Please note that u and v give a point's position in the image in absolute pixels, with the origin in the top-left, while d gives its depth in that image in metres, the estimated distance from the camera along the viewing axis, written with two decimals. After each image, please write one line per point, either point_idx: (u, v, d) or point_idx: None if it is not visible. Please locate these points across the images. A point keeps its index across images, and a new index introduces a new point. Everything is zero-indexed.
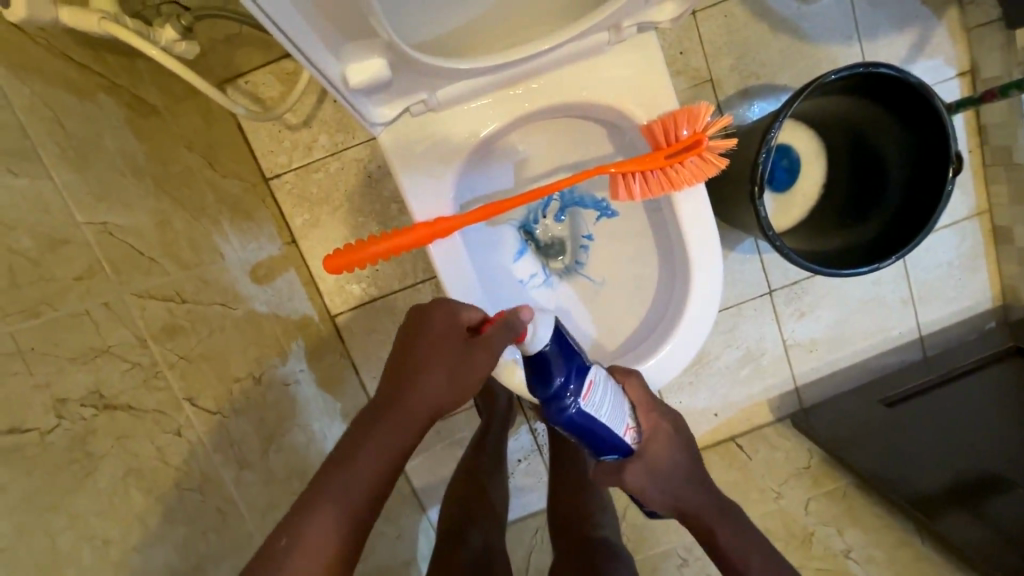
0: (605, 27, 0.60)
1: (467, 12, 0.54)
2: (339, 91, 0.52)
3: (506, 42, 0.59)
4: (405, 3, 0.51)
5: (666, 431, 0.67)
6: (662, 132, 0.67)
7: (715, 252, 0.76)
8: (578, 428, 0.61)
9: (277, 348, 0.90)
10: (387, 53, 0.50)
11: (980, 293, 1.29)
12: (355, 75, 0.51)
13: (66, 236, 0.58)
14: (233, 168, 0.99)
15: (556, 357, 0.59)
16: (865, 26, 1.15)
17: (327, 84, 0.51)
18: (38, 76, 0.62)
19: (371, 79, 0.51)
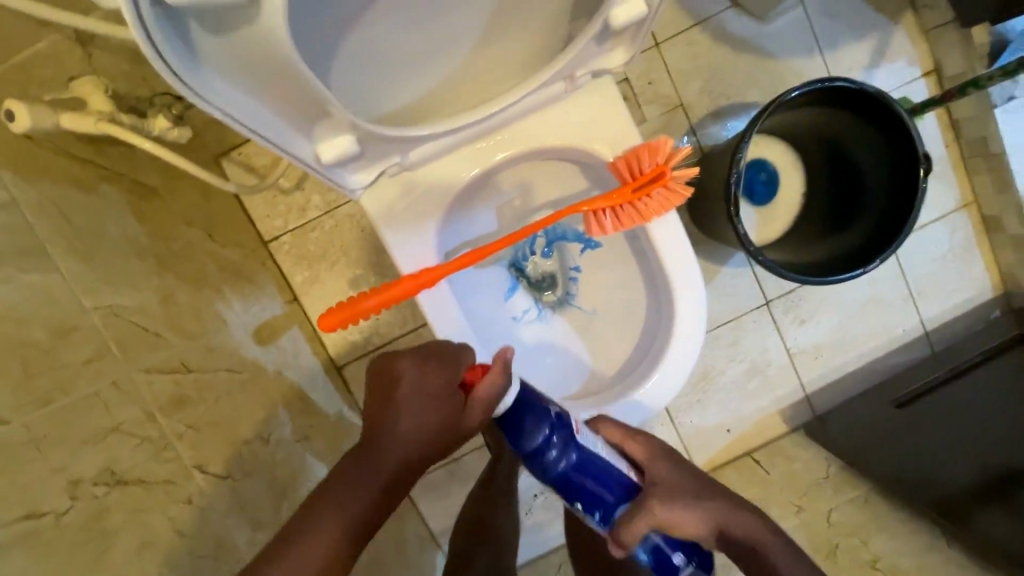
0: (560, 78, 0.64)
1: (426, 83, 0.58)
2: (313, 167, 0.57)
3: (469, 103, 0.63)
4: (366, 84, 0.55)
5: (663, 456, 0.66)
6: (627, 168, 0.70)
7: (694, 277, 0.78)
8: (574, 481, 0.60)
9: (283, 405, 0.93)
10: (353, 132, 0.54)
11: (979, 283, 1.28)
12: (326, 153, 0.55)
13: (74, 323, 0.62)
14: (232, 237, 1.04)
15: (528, 412, 0.59)
16: (825, 38, 1.19)
17: (300, 163, 0.56)
18: (45, 176, 0.68)
19: (340, 153, 0.55)
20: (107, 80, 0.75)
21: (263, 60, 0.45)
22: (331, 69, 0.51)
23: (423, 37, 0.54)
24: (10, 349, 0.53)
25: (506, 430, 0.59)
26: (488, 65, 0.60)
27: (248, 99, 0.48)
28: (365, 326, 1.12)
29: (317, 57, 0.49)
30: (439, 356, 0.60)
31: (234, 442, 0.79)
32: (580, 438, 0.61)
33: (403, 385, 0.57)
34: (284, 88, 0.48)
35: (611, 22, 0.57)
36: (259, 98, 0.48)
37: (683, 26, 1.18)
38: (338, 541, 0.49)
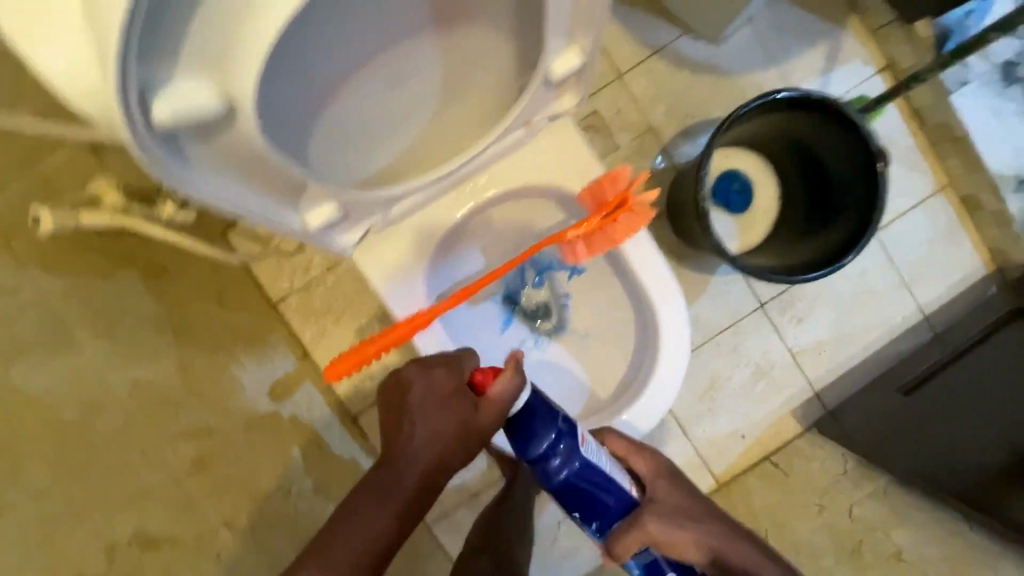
0: (520, 126, 0.70)
1: (396, 146, 0.64)
2: (303, 237, 0.63)
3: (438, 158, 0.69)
4: (341, 155, 0.61)
5: (662, 477, 0.74)
6: (593, 199, 0.75)
7: (671, 291, 0.82)
8: (573, 486, 0.63)
9: (302, 458, 0.97)
10: (334, 199, 0.61)
11: (969, 263, 1.30)
12: (313, 221, 0.62)
13: (103, 399, 0.67)
14: (243, 302, 1.10)
15: (542, 419, 0.61)
16: (777, 50, 1.25)
17: (291, 233, 0.62)
18: (68, 269, 0.75)
19: (324, 220, 0.62)
20: (117, 177, 0.84)
21: (247, 155, 0.51)
22: (311, 153, 0.57)
23: (387, 106, 0.60)
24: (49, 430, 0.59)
25: (513, 437, 0.62)
26: (450, 125, 0.66)
27: (238, 187, 0.54)
28: (374, 372, 1.17)
29: (297, 146, 0.55)
30: (439, 363, 0.63)
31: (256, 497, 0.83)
32: (583, 449, 0.64)
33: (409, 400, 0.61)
34: (268, 176, 0.54)
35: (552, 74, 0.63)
36: (245, 186, 0.54)
37: (642, 57, 1.25)
38: (363, 552, 0.55)
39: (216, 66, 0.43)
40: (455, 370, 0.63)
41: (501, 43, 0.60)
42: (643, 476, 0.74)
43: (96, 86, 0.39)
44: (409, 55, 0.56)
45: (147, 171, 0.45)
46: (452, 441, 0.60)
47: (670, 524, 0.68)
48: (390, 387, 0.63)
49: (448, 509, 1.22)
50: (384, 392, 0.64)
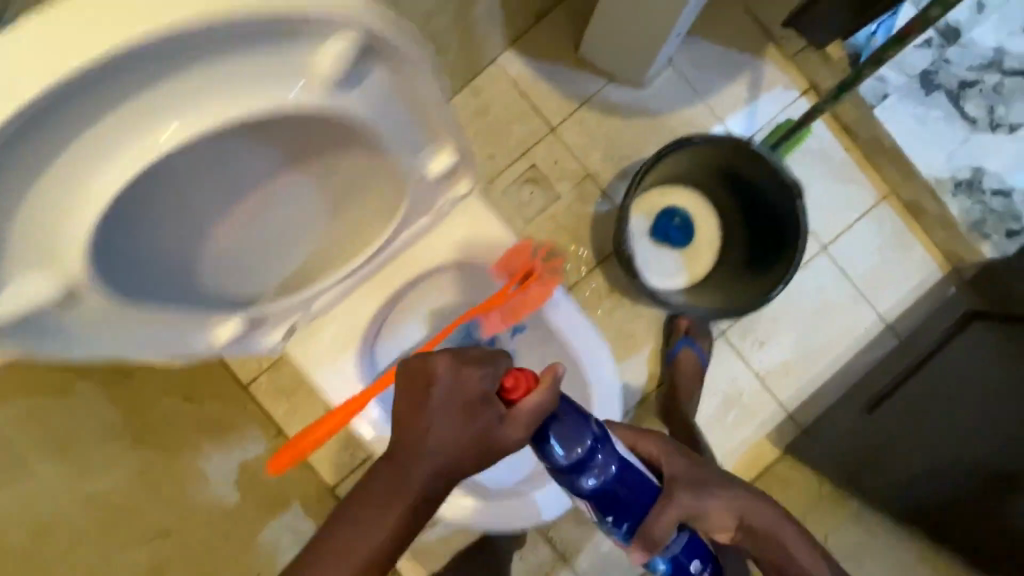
0: (423, 213, 0.74)
1: (293, 257, 0.67)
2: (214, 351, 0.67)
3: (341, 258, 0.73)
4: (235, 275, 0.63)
5: (675, 454, 0.74)
6: (501, 272, 0.82)
7: (600, 354, 0.85)
8: (608, 490, 0.64)
9: (270, 543, 0.99)
10: (237, 316, 0.65)
11: (925, 267, 1.30)
12: (221, 337, 0.65)
13: (49, 520, 0.70)
14: (211, 389, 1.14)
15: (565, 425, 0.61)
16: (701, 86, 1.30)
17: (200, 352, 0.65)
18: None
19: (231, 335, 0.66)
20: None
21: (137, 312, 0.53)
22: (204, 279, 0.59)
23: (274, 226, 0.62)
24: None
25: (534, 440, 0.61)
26: (346, 229, 0.69)
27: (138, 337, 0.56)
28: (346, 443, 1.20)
29: (182, 280, 0.57)
30: (466, 362, 0.57)
31: None
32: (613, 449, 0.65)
33: (429, 395, 0.55)
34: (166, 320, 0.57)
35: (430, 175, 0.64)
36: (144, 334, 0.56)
37: (572, 108, 1.30)
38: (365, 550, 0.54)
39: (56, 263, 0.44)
40: (486, 371, 0.58)
41: (371, 165, 0.60)
42: (653, 457, 0.73)
43: None
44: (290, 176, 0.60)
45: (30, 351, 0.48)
46: (471, 446, 0.56)
47: (696, 498, 0.70)
48: (408, 375, 0.56)
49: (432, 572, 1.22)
50: (401, 377, 0.57)
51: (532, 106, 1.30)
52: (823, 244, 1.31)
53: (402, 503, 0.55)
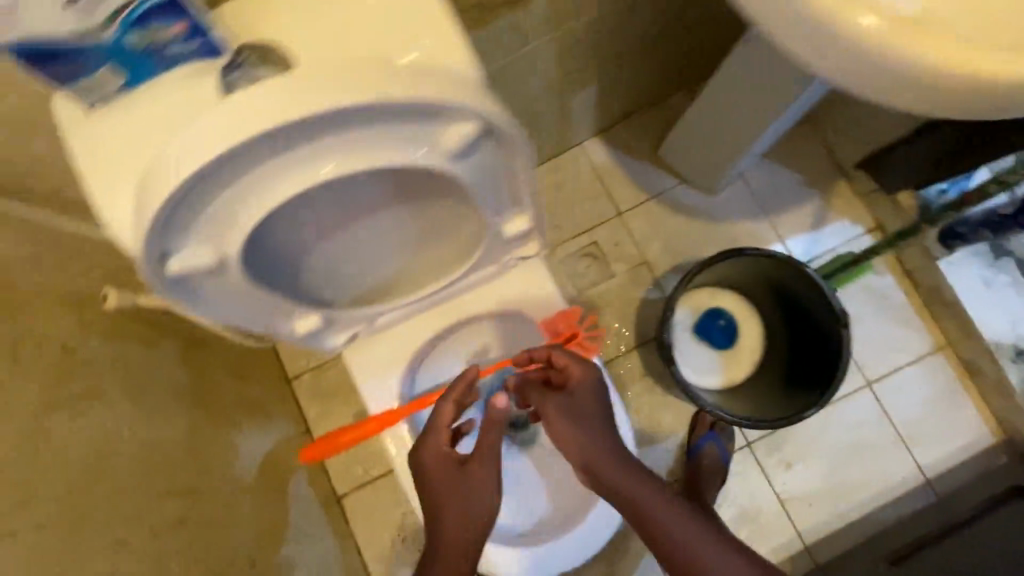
0: (490, 251, 0.77)
1: (380, 269, 0.76)
2: (159, 279, 0.51)
3: (403, 289, 0.81)
4: (261, 244, 0.57)
5: (559, 404, 0.77)
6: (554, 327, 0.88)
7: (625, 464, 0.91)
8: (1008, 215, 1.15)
9: (279, 534, 1.07)
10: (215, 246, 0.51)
11: (976, 428, 1.26)
12: (176, 263, 0.50)
13: (113, 453, 0.80)
14: (261, 376, 1.28)
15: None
16: (768, 203, 1.38)
17: (168, 291, 0.54)
18: (121, 338, 0.92)
19: (190, 265, 0.51)
20: None
21: (245, 296, 0.60)
22: (286, 233, 0.59)
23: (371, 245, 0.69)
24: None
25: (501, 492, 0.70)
26: (412, 262, 0.77)
27: (235, 292, 0.59)
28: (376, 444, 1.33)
29: (285, 244, 0.60)
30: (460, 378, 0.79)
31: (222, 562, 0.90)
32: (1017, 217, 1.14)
33: (428, 459, 0.73)
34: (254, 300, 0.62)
35: (506, 234, 0.72)
36: (237, 309, 0.62)
37: (641, 199, 1.41)
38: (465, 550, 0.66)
39: (215, 237, 0.51)
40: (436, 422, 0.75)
41: (399, 232, 0.69)
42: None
43: None
44: (391, 221, 0.66)
45: (161, 295, 0.54)
46: (490, 489, 0.69)
47: (570, 411, 0.76)
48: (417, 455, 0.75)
49: None
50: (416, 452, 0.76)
51: (605, 191, 1.41)
52: (868, 381, 1.30)
53: (494, 488, 0.69)
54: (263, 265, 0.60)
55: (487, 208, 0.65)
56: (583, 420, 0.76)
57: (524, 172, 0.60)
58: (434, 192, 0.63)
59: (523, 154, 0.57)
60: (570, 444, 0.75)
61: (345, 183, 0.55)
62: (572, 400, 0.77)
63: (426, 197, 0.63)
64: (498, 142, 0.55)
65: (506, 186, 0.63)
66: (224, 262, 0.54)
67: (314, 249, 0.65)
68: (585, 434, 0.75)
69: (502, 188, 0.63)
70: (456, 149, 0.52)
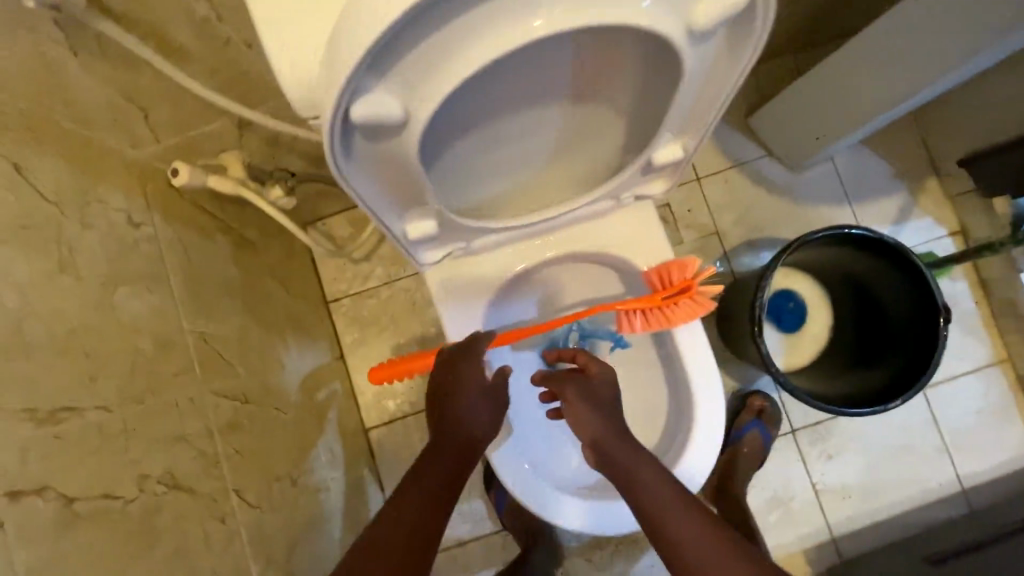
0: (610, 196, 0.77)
1: (506, 183, 0.71)
2: (335, 119, 0.47)
3: (517, 211, 0.76)
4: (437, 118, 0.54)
5: (572, 382, 0.77)
6: (659, 279, 0.81)
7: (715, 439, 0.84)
8: None
9: (316, 456, 1.01)
10: (402, 98, 0.48)
11: (1021, 444, 1.26)
12: (364, 106, 0.46)
13: (173, 341, 0.72)
14: (302, 292, 1.19)
15: None
16: (852, 190, 1.32)
17: (332, 142, 0.49)
18: (181, 221, 0.83)
19: (379, 114, 0.47)
20: (245, 154, 0.90)
21: (397, 165, 0.55)
22: (464, 108, 0.55)
23: (519, 148, 0.66)
24: (50, 340, 0.55)
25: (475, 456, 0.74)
26: (536, 183, 0.73)
27: (388, 161, 0.55)
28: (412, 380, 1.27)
29: (454, 121, 0.56)
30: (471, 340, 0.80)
31: (268, 476, 0.83)
32: None
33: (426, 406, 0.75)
34: (398, 177, 0.58)
35: (657, 160, 0.69)
36: (375, 181, 0.57)
37: (722, 166, 1.34)
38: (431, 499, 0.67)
39: (411, 87, 0.48)
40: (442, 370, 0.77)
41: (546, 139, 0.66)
42: None
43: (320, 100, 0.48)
44: (548, 120, 0.63)
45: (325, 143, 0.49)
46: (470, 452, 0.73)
47: (580, 389, 0.76)
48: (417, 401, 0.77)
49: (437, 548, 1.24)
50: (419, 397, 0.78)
51: None
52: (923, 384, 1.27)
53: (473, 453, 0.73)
54: (432, 140, 0.56)
55: (669, 123, 0.64)
56: (592, 401, 0.75)
57: (721, 84, 0.60)
58: (618, 94, 0.62)
59: (736, 63, 0.58)
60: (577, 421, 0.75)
61: (556, 54, 0.53)
62: (593, 387, 0.76)
63: (607, 98, 0.62)
64: (726, 41, 0.55)
65: (695, 101, 0.62)
66: (408, 122, 0.50)
67: (476, 134, 0.60)
68: (593, 413, 0.74)
69: (694, 102, 0.62)
70: (702, 27, 0.51)
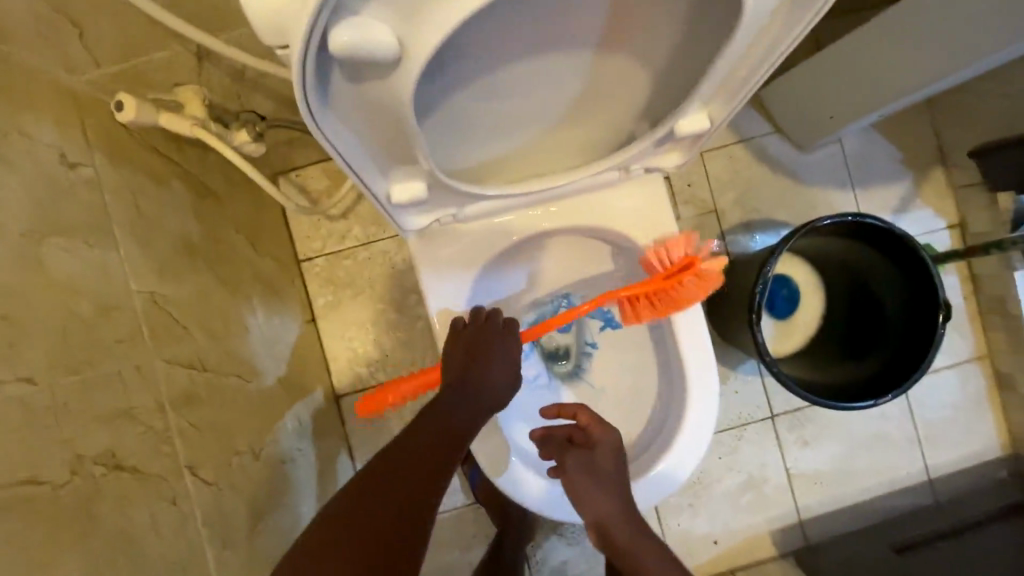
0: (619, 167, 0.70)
1: (508, 143, 0.63)
2: (308, 49, 0.39)
3: (517, 176, 0.68)
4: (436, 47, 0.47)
5: (577, 456, 0.76)
6: (658, 260, 0.75)
7: (707, 431, 0.80)
8: None
9: (282, 427, 0.94)
10: (395, 23, 0.40)
11: (989, 440, 1.28)
12: (346, 32, 0.38)
13: (117, 303, 0.63)
14: (271, 249, 1.10)
15: None
16: (857, 175, 1.27)
17: (304, 73, 0.40)
18: (128, 163, 0.72)
19: (366, 43, 0.39)
20: (206, 90, 0.79)
21: (383, 114, 0.47)
22: (462, 36, 0.48)
23: (524, 101, 0.58)
24: None
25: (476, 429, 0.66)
26: (542, 145, 0.65)
27: (377, 108, 0.46)
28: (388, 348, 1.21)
29: (451, 54, 0.49)
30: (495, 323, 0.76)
31: (228, 450, 0.77)
32: None
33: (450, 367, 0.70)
34: (385, 128, 0.49)
35: (678, 128, 0.63)
36: (356, 131, 0.49)
37: (727, 140, 1.27)
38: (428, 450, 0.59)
39: (410, 14, 0.40)
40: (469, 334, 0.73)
41: (555, 91, 0.59)
42: None
43: (290, 26, 0.39)
44: (557, 67, 0.56)
45: (296, 79, 0.40)
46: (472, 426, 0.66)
47: (585, 464, 0.75)
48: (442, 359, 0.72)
49: None
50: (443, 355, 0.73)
51: None
52: None
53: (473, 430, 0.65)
54: (428, 73, 0.49)
55: (700, 89, 0.58)
56: (597, 477, 0.74)
57: (764, 46, 0.54)
58: (647, 46, 0.56)
59: (787, 30, 0.52)
60: (579, 496, 0.74)
61: None
62: (594, 460, 0.75)
63: (629, 51, 0.56)
64: (783, 1, 0.50)
65: (732, 66, 0.57)
66: (400, 61, 0.42)
67: (482, 79, 0.54)
68: (598, 492, 0.74)
69: (728, 68, 0.57)
70: None
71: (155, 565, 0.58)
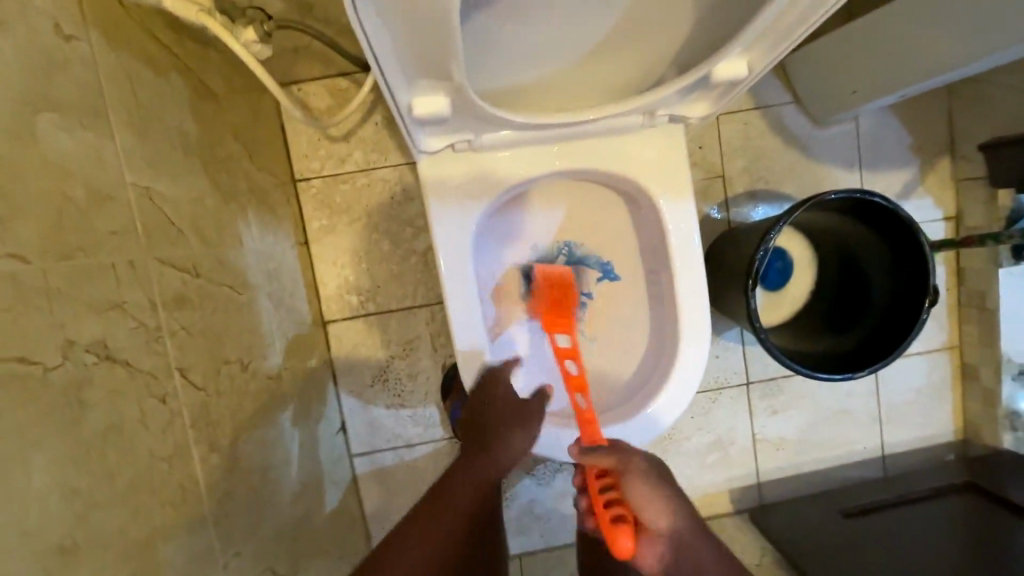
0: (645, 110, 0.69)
1: (537, 69, 0.61)
2: None
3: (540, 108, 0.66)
4: None
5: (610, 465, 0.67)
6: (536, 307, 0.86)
7: (692, 386, 0.82)
8: None
9: (270, 344, 0.94)
10: None
11: (943, 424, 1.35)
12: None
13: (112, 194, 0.61)
14: (268, 164, 1.06)
15: None
16: (866, 156, 1.27)
17: None
18: (125, 47, 0.67)
19: None
20: None
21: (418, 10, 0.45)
22: None
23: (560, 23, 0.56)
24: None
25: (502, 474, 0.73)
26: (571, 78, 0.63)
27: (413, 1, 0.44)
28: (380, 279, 1.20)
29: None
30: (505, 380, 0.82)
31: (216, 358, 0.76)
32: None
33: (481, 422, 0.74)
34: (418, 27, 0.47)
35: (715, 74, 0.61)
36: (388, 24, 0.47)
37: (745, 105, 1.24)
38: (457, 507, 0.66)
39: None
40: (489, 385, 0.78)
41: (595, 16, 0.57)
42: None
43: None
44: None
45: None
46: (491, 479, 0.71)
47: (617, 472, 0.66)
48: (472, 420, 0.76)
49: (386, 446, 1.24)
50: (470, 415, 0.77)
51: None
52: None
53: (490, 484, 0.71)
54: None
55: (744, 33, 0.56)
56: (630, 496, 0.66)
57: None
58: None
59: None
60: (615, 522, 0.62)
61: None
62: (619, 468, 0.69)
63: None
64: None
65: (781, 12, 0.55)
66: None
67: None
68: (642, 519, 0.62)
69: (776, 15, 0.55)
70: None
71: (141, 458, 0.58)
